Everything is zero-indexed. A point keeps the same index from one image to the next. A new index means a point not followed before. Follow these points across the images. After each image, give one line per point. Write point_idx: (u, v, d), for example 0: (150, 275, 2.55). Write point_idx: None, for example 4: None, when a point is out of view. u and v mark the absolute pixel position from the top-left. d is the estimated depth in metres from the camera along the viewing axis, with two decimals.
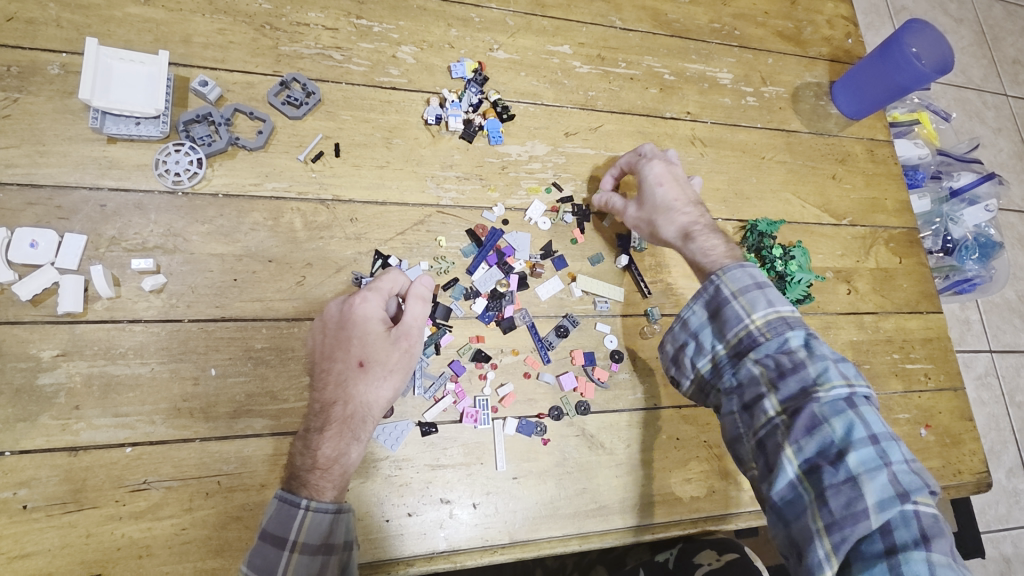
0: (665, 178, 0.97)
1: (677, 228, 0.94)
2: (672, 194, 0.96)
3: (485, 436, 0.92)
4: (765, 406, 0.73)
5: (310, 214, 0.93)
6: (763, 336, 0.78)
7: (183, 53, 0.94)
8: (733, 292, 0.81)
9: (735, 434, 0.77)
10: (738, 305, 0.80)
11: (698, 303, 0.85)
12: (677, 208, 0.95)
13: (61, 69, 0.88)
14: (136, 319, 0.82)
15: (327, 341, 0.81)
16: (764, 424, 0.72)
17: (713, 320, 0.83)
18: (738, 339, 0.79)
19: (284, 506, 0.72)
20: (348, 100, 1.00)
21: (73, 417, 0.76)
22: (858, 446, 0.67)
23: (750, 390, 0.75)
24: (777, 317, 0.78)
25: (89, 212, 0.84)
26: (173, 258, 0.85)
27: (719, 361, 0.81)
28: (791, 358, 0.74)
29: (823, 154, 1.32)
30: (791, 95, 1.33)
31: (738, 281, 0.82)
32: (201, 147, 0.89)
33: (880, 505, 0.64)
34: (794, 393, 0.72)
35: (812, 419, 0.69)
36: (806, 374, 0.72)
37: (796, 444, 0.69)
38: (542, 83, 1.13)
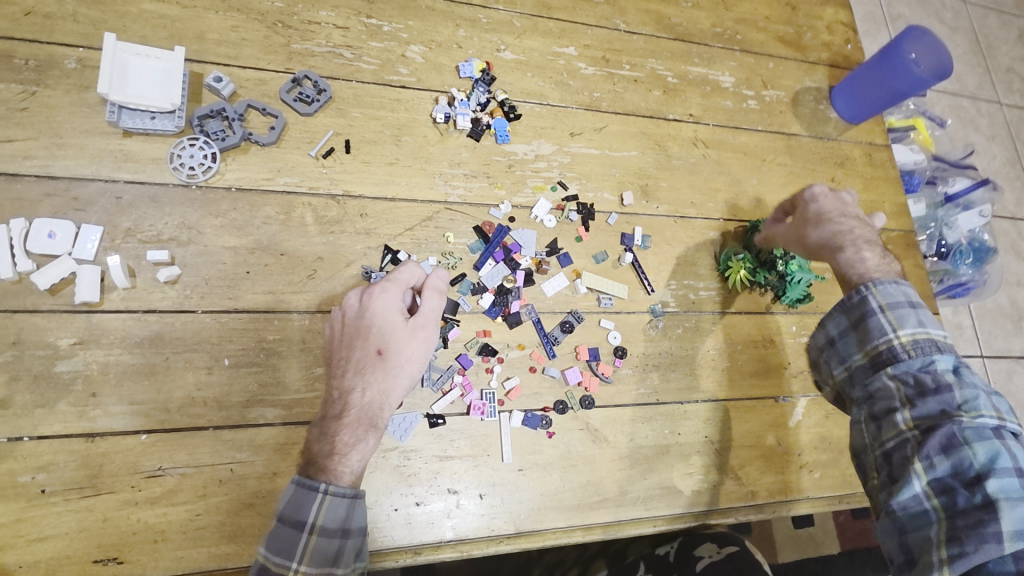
0: (826, 194, 0.93)
1: (827, 238, 0.88)
2: (828, 207, 0.91)
3: (492, 428, 0.94)
4: (896, 419, 0.70)
5: (321, 209, 0.95)
6: (906, 352, 0.74)
7: (197, 49, 0.95)
8: (881, 305, 0.77)
9: (863, 443, 0.74)
10: (884, 318, 0.76)
11: (839, 312, 0.81)
12: (831, 219, 0.89)
13: (78, 64, 0.89)
14: (151, 310, 0.83)
15: (348, 331, 0.83)
16: (894, 436, 0.70)
17: (855, 329, 0.79)
18: (877, 351, 0.76)
19: (302, 490, 0.74)
20: (358, 98, 1.02)
21: (90, 404, 0.78)
22: (1001, 475, 0.63)
23: (883, 402, 0.72)
24: (926, 337, 0.74)
25: (105, 203, 0.85)
26: (187, 250, 0.87)
27: (855, 369, 0.78)
28: (935, 378, 0.70)
29: (822, 157, 1.35)
30: (791, 99, 1.36)
31: (890, 294, 0.78)
32: (215, 141, 0.91)
33: (1016, 533, 0.60)
34: (932, 412, 0.68)
35: (948, 438, 0.66)
36: (950, 396, 0.68)
37: (928, 460, 0.66)
38: (548, 84, 1.15)
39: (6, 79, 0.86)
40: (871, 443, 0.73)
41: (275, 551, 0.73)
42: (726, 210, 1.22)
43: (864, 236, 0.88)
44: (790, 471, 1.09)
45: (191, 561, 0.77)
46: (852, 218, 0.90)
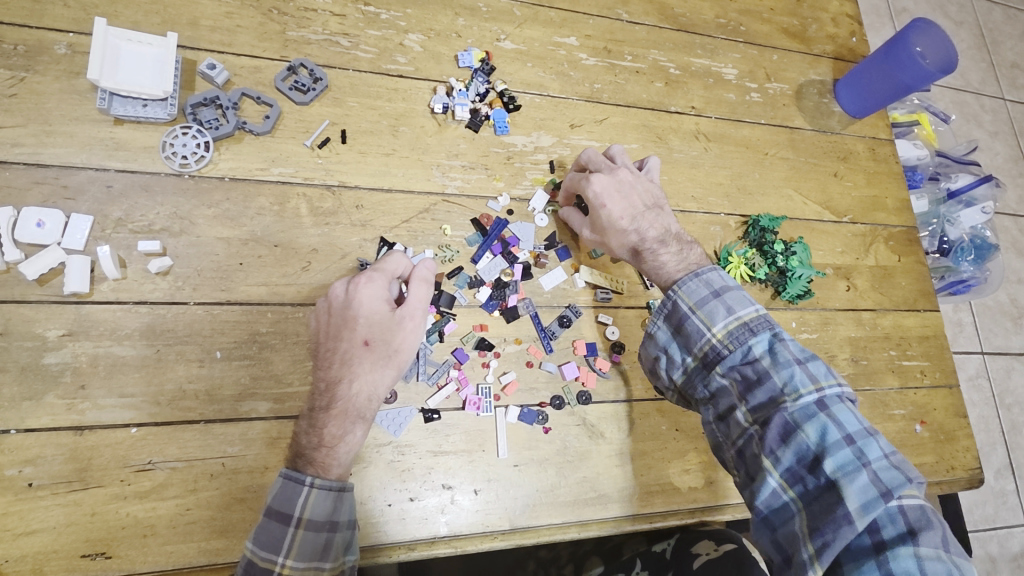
0: (602, 194, 0.94)
1: (627, 248, 0.94)
2: (619, 210, 0.93)
3: (487, 424, 0.92)
4: (738, 416, 0.78)
5: (316, 199, 0.93)
6: (726, 347, 0.81)
7: (191, 36, 0.93)
8: (691, 306, 0.85)
9: (717, 441, 0.81)
10: (697, 319, 0.83)
11: (659, 319, 0.88)
12: (627, 226, 0.93)
13: (68, 49, 0.87)
14: (142, 301, 0.82)
15: (331, 322, 0.81)
16: (741, 434, 0.77)
17: (676, 335, 0.86)
18: (703, 352, 0.82)
19: (289, 483, 0.73)
20: (355, 87, 1.00)
21: (79, 397, 0.76)
22: (833, 451, 0.70)
23: (723, 402, 0.80)
24: (738, 325, 0.81)
25: (96, 192, 0.84)
26: (179, 241, 0.85)
27: (689, 371, 0.85)
28: (756, 368, 0.78)
29: (825, 151, 1.33)
30: (795, 92, 1.34)
31: (694, 293, 0.85)
32: (208, 130, 0.89)
33: (864, 509, 0.66)
34: (763, 403, 0.76)
35: (783, 428, 0.73)
36: (772, 383, 0.76)
37: (774, 454, 0.73)
38: (548, 75, 1.13)
39: None
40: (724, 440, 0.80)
41: (261, 546, 0.71)
42: (727, 204, 1.20)
43: (656, 229, 0.94)
44: None
45: (181, 556, 0.76)
46: (643, 210, 0.95)
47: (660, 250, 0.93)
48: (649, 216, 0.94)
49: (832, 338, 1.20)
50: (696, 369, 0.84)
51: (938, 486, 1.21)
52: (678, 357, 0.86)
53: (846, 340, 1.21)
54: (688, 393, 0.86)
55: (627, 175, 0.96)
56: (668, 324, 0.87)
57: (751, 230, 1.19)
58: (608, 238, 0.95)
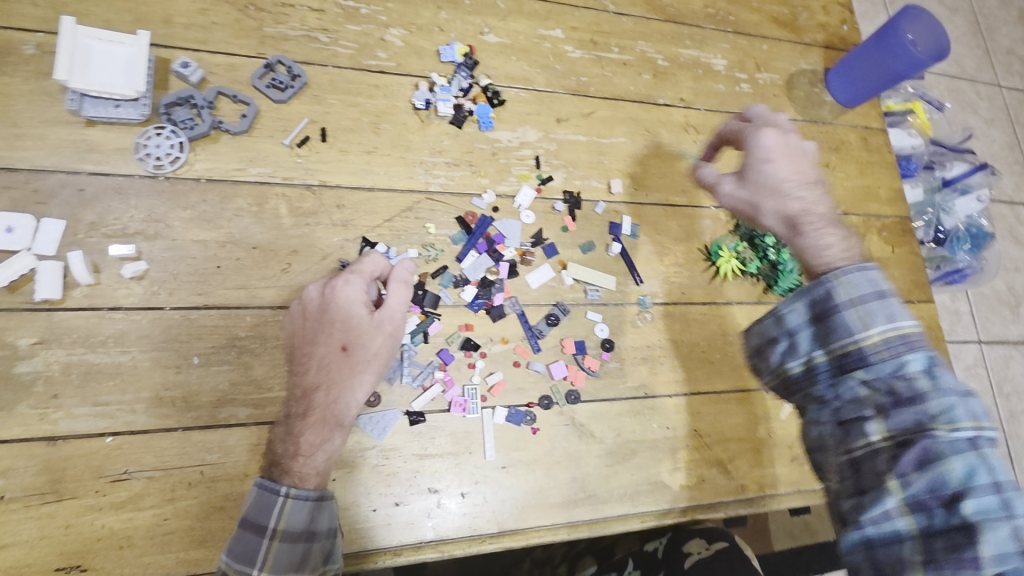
0: (775, 152, 0.86)
1: (781, 215, 0.83)
2: (786, 171, 0.84)
3: (474, 425, 0.91)
4: (867, 428, 0.64)
5: (296, 200, 0.91)
6: (877, 354, 0.66)
7: (163, 34, 0.91)
8: (847, 300, 0.68)
9: (821, 445, 0.68)
10: (851, 315, 0.67)
11: (798, 302, 0.71)
12: (792, 188, 0.83)
13: (37, 50, 0.85)
14: (117, 307, 0.80)
15: (306, 326, 0.81)
16: (862, 447, 0.64)
17: (814, 324, 0.70)
18: (843, 352, 0.67)
19: (264, 493, 0.72)
20: (334, 84, 0.98)
21: (52, 406, 0.75)
22: (979, 494, 0.58)
23: (851, 409, 0.66)
24: (897, 334, 0.66)
25: (67, 196, 0.82)
26: (154, 245, 0.83)
27: (814, 367, 0.70)
28: (910, 386, 0.63)
29: (816, 142, 1.31)
30: (786, 82, 1.32)
31: (856, 286, 0.68)
32: (183, 130, 0.87)
33: (997, 559, 0.55)
34: (908, 423, 0.62)
35: (924, 454, 0.60)
36: (925, 407, 0.62)
37: (904, 477, 0.61)
38: (533, 68, 1.11)
39: None
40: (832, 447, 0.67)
41: (236, 558, 0.70)
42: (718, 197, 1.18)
43: (821, 203, 0.83)
44: (781, 465, 1.06)
45: (159, 567, 0.74)
46: (813, 180, 0.85)
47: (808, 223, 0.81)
48: (820, 188, 0.84)
49: None
50: (824, 367, 0.69)
51: None
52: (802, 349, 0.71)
53: None
54: (798, 388, 0.72)
55: (796, 139, 0.88)
56: (807, 312, 0.71)
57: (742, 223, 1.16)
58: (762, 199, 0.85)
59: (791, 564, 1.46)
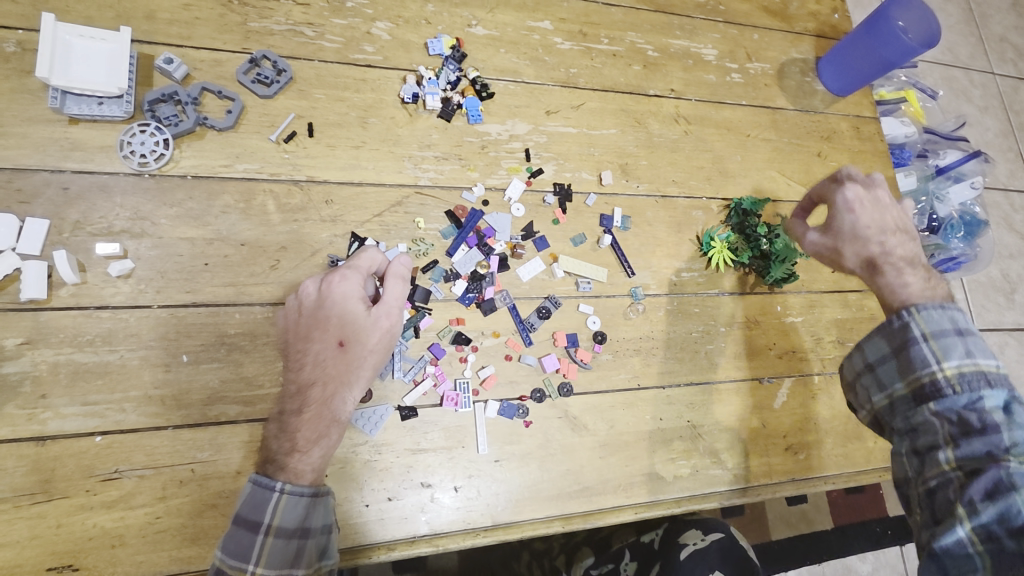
0: (859, 199, 0.85)
1: (862, 260, 0.83)
2: (870, 220, 0.83)
3: (466, 419, 0.91)
4: (937, 456, 0.64)
5: (283, 195, 0.91)
6: (952, 387, 0.66)
7: (146, 30, 0.90)
8: (924, 333, 0.70)
9: (904, 478, 0.68)
10: (927, 347, 0.69)
11: (878, 336, 0.74)
12: (873, 237, 0.83)
13: (18, 47, 0.84)
14: (104, 306, 0.79)
15: (301, 322, 0.80)
16: (936, 475, 0.63)
17: (894, 356, 0.72)
18: (919, 382, 0.69)
19: (259, 489, 0.71)
20: (321, 78, 0.97)
21: (40, 406, 0.74)
22: None
23: (926, 439, 0.66)
24: (975, 369, 0.67)
25: (51, 195, 0.81)
26: (141, 243, 0.83)
27: (894, 401, 0.72)
28: (983, 417, 0.63)
29: (808, 131, 1.31)
30: (777, 71, 1.31)
31: (934, 321, 0.71)
32: (167, 127, 0.86)
33: None
34: (978, 453, 0.61)
35: (994, 484, 0.58)
36: (998, 438, 0.61)
37: (971, 505, 0.59)
38: (522, 60, 1.10)
39: None
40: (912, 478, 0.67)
41: (230, 555, 0.69)
42: (709, 187, 1.18)
43: (907, 250, 0.82)
44: (774, 455, 1.07)
45: (152, 566, 0.74)
46: (896, 230, 0.83)
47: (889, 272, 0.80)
48: (902, 238, 0.83)
49: (818, 321, 1.18)
50: (903, 400, 0.71)
51: None
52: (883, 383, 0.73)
53: (832, 322, 1.19)
54: (883, 423, 0.74)
55: (885, 192, 0.86)
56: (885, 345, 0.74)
57: (733, 214, 1.16)
58: (842, 245, 0.85)
59: (788, 553, 1.47)
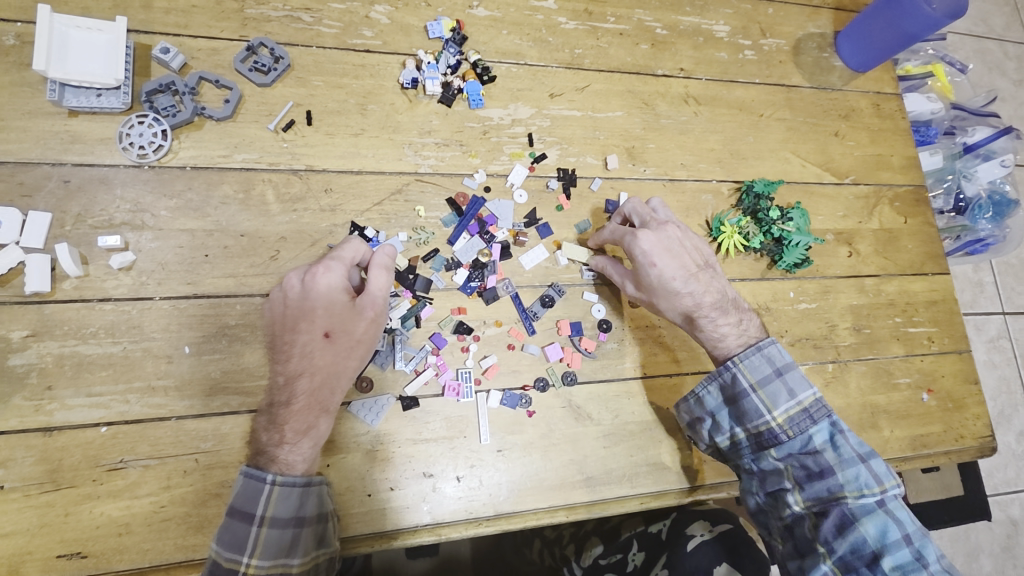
0: (655, 253, 0.88)
1: (679, 312, 0.90)
2: (671, 271, 0.88)
3: (468, 409, 0.90)
4: (790, 499, 0.81)
5: (283, 185, 0.90)
6: (785, 433, 0.83)
7: (143, 19, 0.89)
8: (751, 384, 0.85)
9: (762, 511, 0.85)
10: (758, 399, 0.84)
11: (713, 384, 0.88)
12: (679, 289, 0.88)
13: (17, 40, 0.84)
14: (107, 298, 0.80)
15: (285, 315, 0.79)
16: (791, 515, 0.80)
17: (729, 405, 0.87)
18: (760, 431, 0.84)
19: (251, 482, 0.72)
20: (319, 65, 0.95)
21: (46, 398, 0.76)
22: (893, 549, 0.73)
23: (776, 480, 0.83)
24: (799, 410, 0.83)
25: (53, 188, 0.82)
26: (142, 235, 0.83)
27: (737, 442, 0.87)
28: (817, 460, 0.81)
29: (825, 110, 1.26)
30: (792, 47, 1.26)
31: (757, 371, 0.86)
32: (165, 118, 0.86)
33: None
34: (821, 494, 0.78)
35: (841, 519, 0.76)
36: (834, 478, 0.78)
37: (829, 544, 0.76)
38: (526, 42, 1.07)
39: None
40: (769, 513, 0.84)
41: (225, 545, 0.70)
42: (720, 170, 1.14)
43: (711, 292, 0.90)
44: None
45: (158, 553, 0.75)
46: (696, 270, 0.90)
47: (702, 324, 0.90)
48: (703, 279, 0.90)
49: (833, 307, 1.15)
50: (746, 442, 0.87)
51: (947, 456, 1.16)
52: (723, 426, 0.88)
53: (848, 309, 1.16)
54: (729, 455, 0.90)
55: (676, 230, 0.91)
56: (720, 393, 0.88)
57: (745, 197, 1.13)
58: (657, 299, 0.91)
59: None
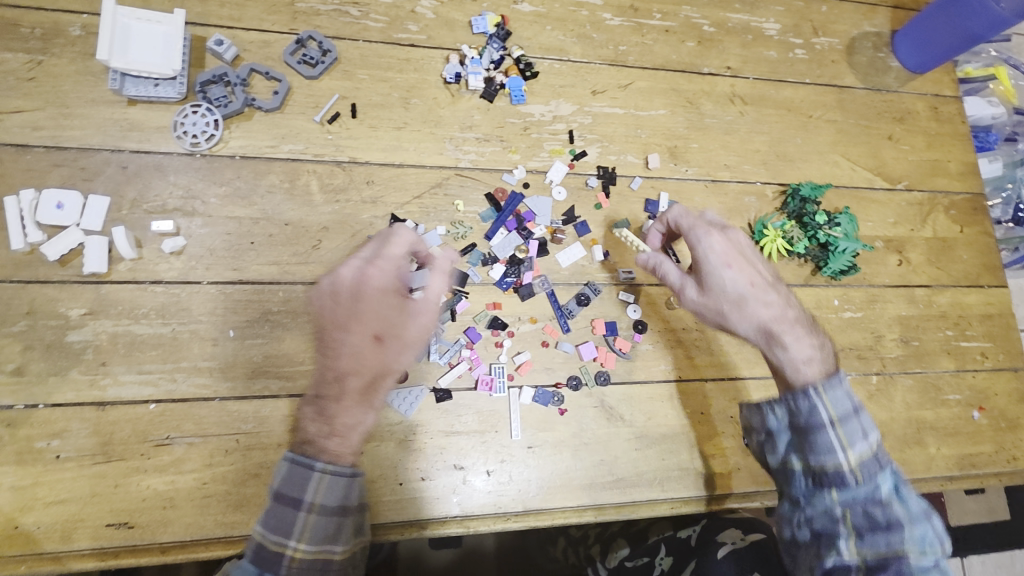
0: (729, 254, 0.81)
1: (756, 324, 0.78)
2: (746, 275, 0.80)
3: (500, 404, 0.90)
4: (840, 546, 0.70)
5: (327, 176, 0.92)
6: (855, 478, 0.71)
7: (200, 12, 0.92)
8: (830, 417, 0.72)
9: (798, 546, 0.75)
10: (835, 436, 0.71)
11: (780, 406, 0.75)
12: (755, 297, 0.79)
13: (83, 31, 0.87)
14: (158, 280, 0.83)
15: (335, 310, 0.78)
16: (837, 563, 0.70)
17: (794, 432, 0.74)
18: (825, 469, 0.72)
19: (300, 469, 0.72)
20: (365, 59, 0.97)
21: (101, 373, 0.79)
22: None
23: (827, 522, 0.72)
24: (872, 455, 0.71)
25: (112, 173, 0.85)
26: (192, 221, 0.86)
27: (789, 470, 0.76)
28: (886, 512, 0.69)
29: (879, 112, 1.21)
30: (846, 46, 1.22)
31: (838, 404, 0.72)
32: (217, 108, 0.88)
33: None
34: (880, 549, 0.68)
35: None
36: (900, 534, 0.68)
37: None
38: (569, 38, 1.06)
39: (13, 48, 0.85)
40: (804, 551, 0.74)
41: (271, 529, 0.71)
42: (765, 172, 1.11)
43: (791, 305, 0.79)
44: None
45: (198, 528, 0.78)
46: (771, 281, 0.81)
47: (781, 340, 0.76)
48: (780, 291, 0.80)
49: (879, 317, 1.10)
50: (800, 472, 0.75)
51: (998, 478, 1.11)
52: (779, 446, 0.80)
53: (896, 319, 1.11)
54: (778, 475, 0.81)
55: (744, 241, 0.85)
56: (787, 416, 0.76)
57: (790, 201, 1.09)
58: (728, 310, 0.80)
59: None
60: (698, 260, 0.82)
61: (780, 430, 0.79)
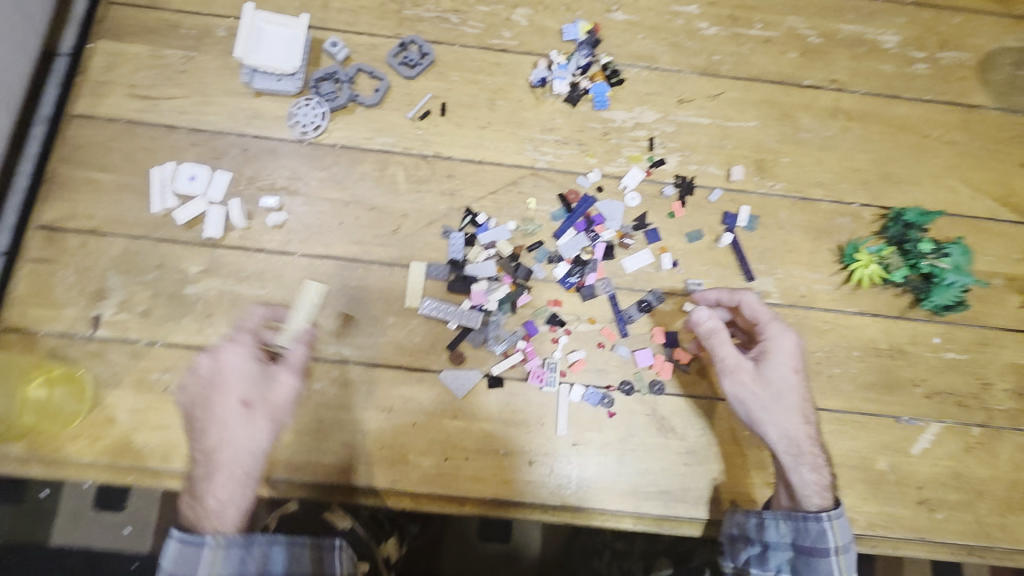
0: (795, 357, 0.82)
1: (784, 433, 0.80)
2: (802, 389, 0.82)
3: (549, 399, 0.92)
4: None
5: (412, 168, 1.00)
6: None
7: (321, 17, 1.04)
8: (834, 545, 0.76)
9: None
10: (835, 563, 0.76)
11: (789, 524, 0.78)
12: (799, 409, 0.81)
13: (227, 32, 1.02)
14: (261, 248, 0.95)
15: (206, 391, 0.78)
16: None
17: (796, 552, 0.78)
18: None
19: (184, 548, 0.70)
20: (459, 62, 1.04)
21: (207, 323, 0.92)
22: None
23: None
24: None
25: (235, 154, 0.98)
26: (294, 199, 0.97)
27: None
28: None
29: (1013, 135, 1.08)
30: (979, 62, 1.10)
31: (842, 536, 0.77)
32: (326, 102, 0.99)
33: None
34: None
35: None
36: None
37: None
38: (661, 47, 1.06)
39: (173, 45, 1.01)
40: None
41: None
42: (864, 193, 1.04)
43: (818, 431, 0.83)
44: (902, 506, 0.93)
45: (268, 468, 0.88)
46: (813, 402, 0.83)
47: (807, 459, 0.80)
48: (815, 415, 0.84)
49: (989, 363, 0.98)
50: None
51: None
52: (770, 561, 0.79)
53: (1010, 367, 0.98)
54: None
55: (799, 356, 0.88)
56: (789, 535, 0.78)
57: (891, 226, 1.00)
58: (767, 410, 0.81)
59: None
60: (766, 354, 0.82)
61: (776, 544, 0.79)
